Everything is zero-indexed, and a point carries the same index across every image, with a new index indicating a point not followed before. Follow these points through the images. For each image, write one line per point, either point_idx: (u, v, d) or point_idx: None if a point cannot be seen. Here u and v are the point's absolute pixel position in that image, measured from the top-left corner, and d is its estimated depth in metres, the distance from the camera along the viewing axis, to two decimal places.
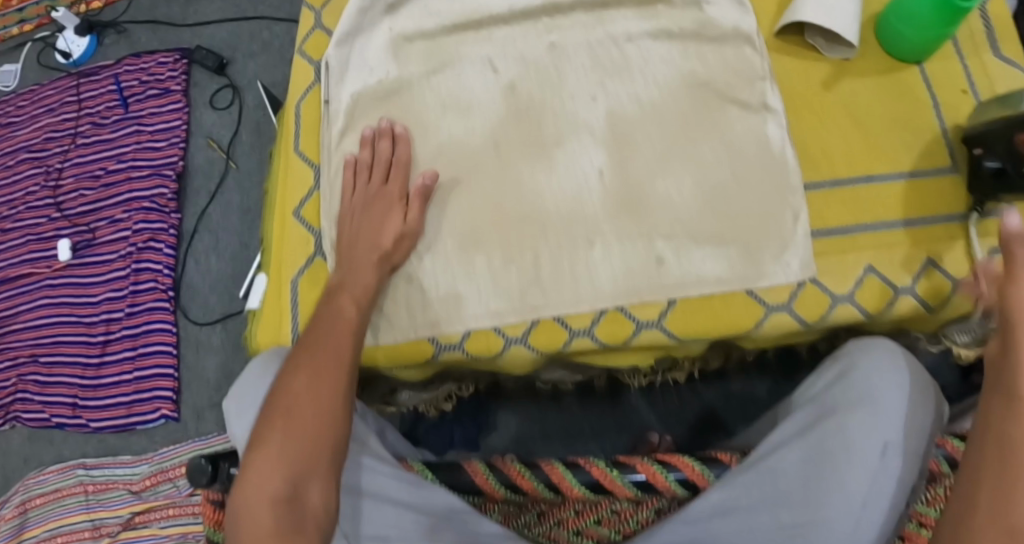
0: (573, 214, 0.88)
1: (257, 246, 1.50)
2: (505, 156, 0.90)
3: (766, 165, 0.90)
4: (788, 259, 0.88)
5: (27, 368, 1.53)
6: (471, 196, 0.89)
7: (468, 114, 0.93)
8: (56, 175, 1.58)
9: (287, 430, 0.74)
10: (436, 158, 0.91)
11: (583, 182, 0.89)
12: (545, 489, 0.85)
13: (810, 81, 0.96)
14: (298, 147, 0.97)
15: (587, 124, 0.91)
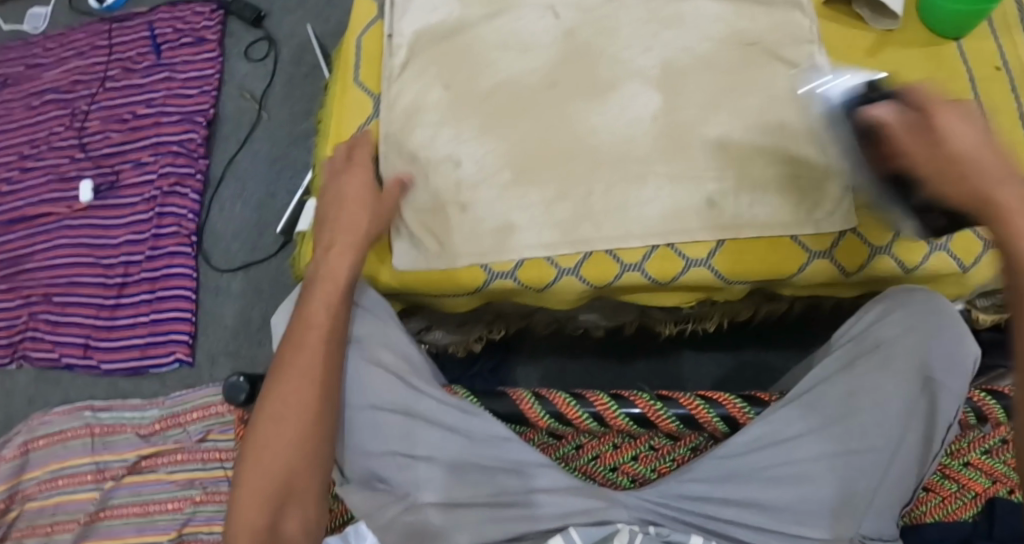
0: (626, 152, 0.89)
1: (284, 196, 1.51)
2: (563, 91, 0.92)
3: (810, 118, 0.90)
4: (833, 209, 0.89)
5: (39, 306, 1.51)
6: (527, 128, 0.91)
7: (528, 52, 0.94)
8: (83, 116, 1.57)
9: (278, 432, 0.78)
10: (494, 91, 0.92)
11: (636, 121, 0.90)
12: (592, 422, 0.87)
13: (856, 45, 1.00)
14: (358, 77, 0.99)
15: (642, 70, 0.92)
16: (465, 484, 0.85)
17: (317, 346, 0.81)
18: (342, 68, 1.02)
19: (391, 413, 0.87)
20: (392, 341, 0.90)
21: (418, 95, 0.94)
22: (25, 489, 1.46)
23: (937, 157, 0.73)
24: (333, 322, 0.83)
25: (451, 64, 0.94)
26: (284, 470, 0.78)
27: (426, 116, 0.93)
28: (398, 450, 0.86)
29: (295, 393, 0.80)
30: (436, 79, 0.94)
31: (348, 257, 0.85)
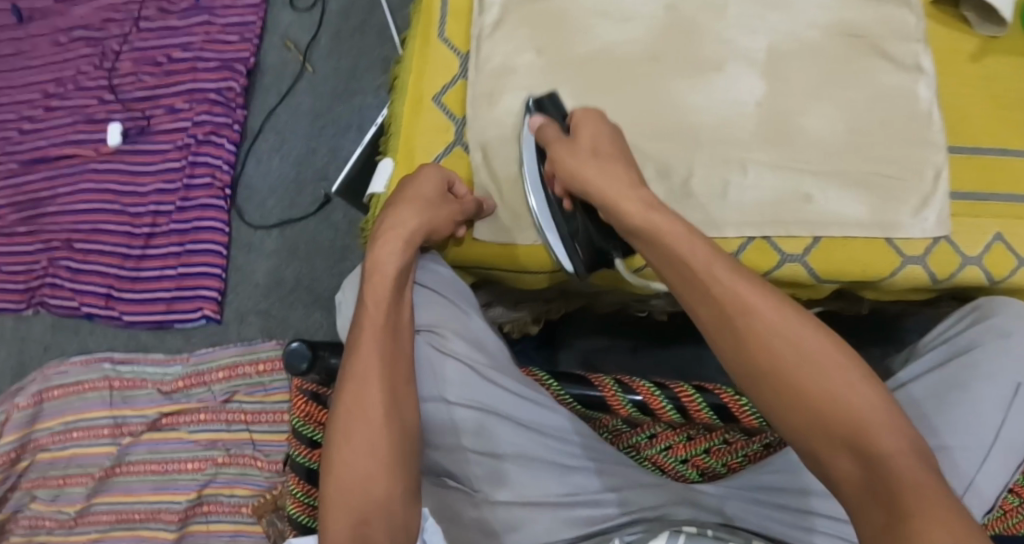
0: (726, 134, 0.86)
1: (326, 153, 1.45)
2: (662, 68, 0.89)
3: (913, 118, 0.87)
4: (926, 214, 0.85)
5: (60, 253, 1.45)
6: (624, 101, 0.88)
7: (628, 22, 0.90)
8: (113, 57, 1.50)
9: (352, 437, 0.74)
10: (591, 60, 0.90)
11: (738, 104, 0.87)
12: (674, 413, 0.85)
13: (958, 47, 0.94)
14: (443, 33, 0.98)
15: (748, 53, 0.88)
16: (538, 482, 0.81)
17: (374, 342, 0.77)
18: (422, 22, 0.99)
19: (464, 408, 0.82)
20: (464, 329, 0.85)
21: (508, 59, 0.92)
22: (37, 439, 1.41)
23: (630, 212, 0.78)
24: (386, 318, 0.79)
25: (544, 29, 0.91)
26: (365, 476, 0.72)
27: (517, 81, 0.91)
28: (470, 447, 0.81)
29: (363, 394, 0.75)
30: (529, 43, 0.91)
31: (396, 248, 0.82)
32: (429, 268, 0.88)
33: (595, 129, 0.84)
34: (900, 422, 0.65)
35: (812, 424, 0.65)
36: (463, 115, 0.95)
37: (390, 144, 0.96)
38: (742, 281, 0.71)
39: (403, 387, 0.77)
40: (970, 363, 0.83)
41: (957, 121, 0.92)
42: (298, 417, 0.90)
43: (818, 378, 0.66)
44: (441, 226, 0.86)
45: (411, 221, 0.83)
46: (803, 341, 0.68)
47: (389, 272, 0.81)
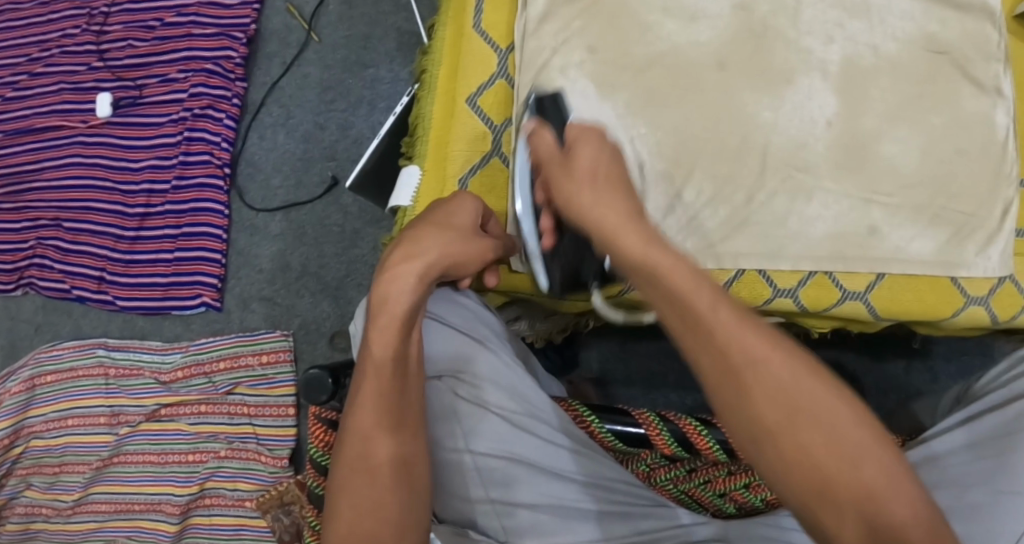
0: (794, 157, 0.81)
1: (335, 132, 1.36)
2: (730, 77, 0.82)
3: (987, 146, 0.83)
4: (990, 253, 0.82)
5: (50, 232, 1.37)
6: (686, 114, 0.82)
7: (696, 21, 0.84)
8: (101, 20, 1.40)
9: (355, 495, 0.71)
10: (649, 66, 0.83)
11: (809, 125, 0.82)
12: (719, 452, 0.77)
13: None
14: (480, 22, 0.88)
15: (821, 61, 0.83)
16: (570, 531, 0.77)
17: (382, 397, 0.73)
18: (455, 9, 0.91)
19: (491, 457, 0.79)
20: (492, 372, 0.80)
21: (559, 57, 0.83)
22: (31, 425, 1.35)
23: (627, 245, 0.65)
24: (394, 367, 0.74)
25: (600, 25, 0.84)
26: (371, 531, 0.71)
27: (571, 81, 0.83)
28: (495, 498, 0.78)
29: (367, 447, 0.72)
30: (581, 40, 0.84)
31: (408, 286, 0.75)
32: (454, 302, 0.84)
33: (583, 145, 0.73)
34: (922, 497, 0.56)
35: (829, 499, 0.56)
36: (502, 122, 0.87)
37: (419, 149, 0.89)
38: (750, 326, 0.60)
39: (411, 442, 0.74)
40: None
41: None
42: (315, 446, 0.82)
43: (834, 443, 0.57)
44: (467, 265, 0.80)
45: (434, 250, 0.77)
46: (811, 397, 0.58)
47: (395, 313, 0.75)
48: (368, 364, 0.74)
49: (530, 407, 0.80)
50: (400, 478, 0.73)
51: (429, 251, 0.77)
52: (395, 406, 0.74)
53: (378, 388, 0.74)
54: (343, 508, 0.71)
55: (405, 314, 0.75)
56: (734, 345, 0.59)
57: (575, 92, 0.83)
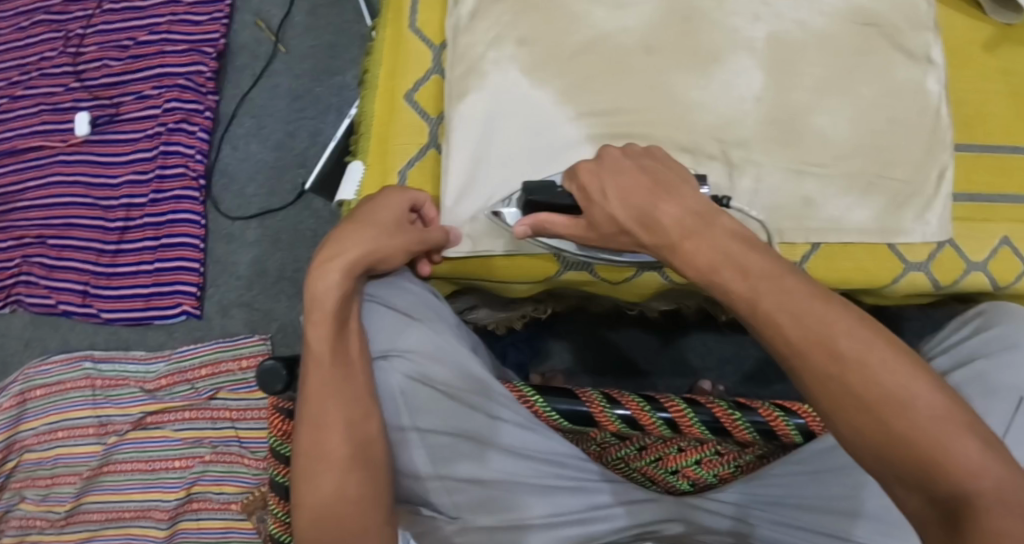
0: (727, 136, 0.83)
1: (306, 139, 1.40)
2: (656, 61, 0.84)
3: (921, 113, 0.85)
4: (927, 217, 0.84)
5: (34, 249, 1.41)
6: (614, 100, 0.84)
7: (622, 8, 0.85)
8: (77, 42, 1.44)
9: (320, 480, 0.73)
10: (579, 52, 0.84)
11: (737, 105, 0.84)
12: (664, 428, 0.80)
13: (972, 37, 0.92)
14: (414, 22, 0.91)
15: (747, 41, 0.85)
16: (522, 506, 0.78)
17: (328, 387, 0.75)
18: (393, 11, 0.93)
19: (439, 435, 0.78)
20: (438, 351, 0.80)
21: (491, 51, 0.85)
22: (23, 439, 1.38)
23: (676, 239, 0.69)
24: (335, 358, 0.75)
25: (529, 15, 0.85)
26: (336, 509, 0.73)
27: (502, 77, 0.85)
28: (449, 475, 0.77)
29: (321, 435, 0.74)
30: (511, 33, 0.85)
31: (335, 280, 0.76)
32: (399, 285, 0.83)
33: (620, 192, 0.72)
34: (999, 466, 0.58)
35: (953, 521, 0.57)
36: (438, 114, 0.89)
37: (361, 146, 0.90)
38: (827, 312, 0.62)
39: (364, 425, 0.75)
40: (979, 374, 0.80)
41: (963, 120, 0.90)
42: (275, 437, 0.86)
43: (911, 419, 0.59)
44: (389, 259, 0.79)
45: (354, 247, 0.76)
46: (879, 367, 0.60)
47: (329, 310, 0.75)
48: (309, 358, 0.75)
49: (477, 384, 0.79)
50: (360, 459, 0.74)
51: (348, 251, 0.76)
52: (343, 395, 0.75)
53: (324, 379, 0.75)
54: (305, 490, 0.73)
55: (337, 309, 0.76)
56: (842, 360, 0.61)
57: (507, 84, 0.84)
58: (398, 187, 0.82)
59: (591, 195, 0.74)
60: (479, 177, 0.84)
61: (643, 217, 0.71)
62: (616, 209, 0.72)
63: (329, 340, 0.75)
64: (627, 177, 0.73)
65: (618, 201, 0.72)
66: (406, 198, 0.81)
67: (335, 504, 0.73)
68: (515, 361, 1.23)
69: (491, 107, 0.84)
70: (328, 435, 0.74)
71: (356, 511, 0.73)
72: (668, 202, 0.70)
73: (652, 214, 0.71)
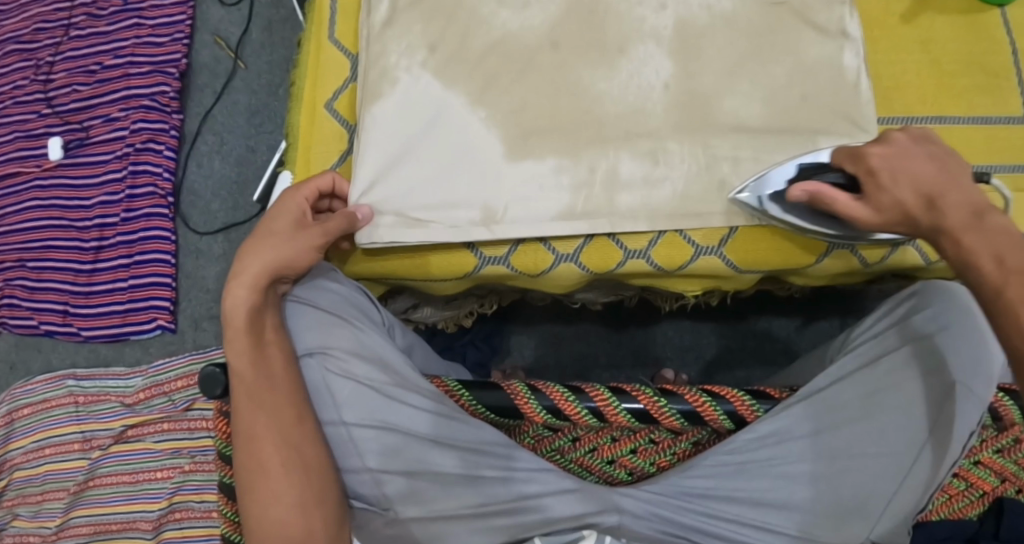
0: (637, 125, 0.89)
1: (266, 151, 1.46)
2: (565, 56, 0.91)
3: (840, 89, 0.89)
4: None
5: (14, 272, 1.44)
6: (525, 92, 0.90)
7: (528, 8, 0.92)
8: (47, 69, 1.49)
9: (259, 489, 0.78)
10: (492, 48, 0.91)
11: (645, 90, 0.89)
12: (590, 418, 0.82)
13: (889, 10, 0.95)
14: (333, 34, 0.97)
15: (653, 30, 0.91)
16: (451, 498, 0.79)
17: (253, 400, 0.79)
18: (317, 24, 0.99)
19: (364, 429, 0.80)
20: (362, 347, 0.83)
21: (401, 60, 0.91)
22: (13, 458, 1.39)
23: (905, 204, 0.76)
24: (257, 371, 0.80)
25: (444, 22, 0.92)
26: (283, 510, 0.77)
27: (412, 81, 0.91)
28: (376, 467, 0.80)
29: (252, 445, 0.78)
30: (423, 41, 0.92)
31: (242, 295, 0.81)
32: (321, 287, 0.87)
33: (912, 179, 0.76)
34: None
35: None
36: (355, 122, 0.94)
37: (290, 156, 0.97)
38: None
39: (295, 430, 0.79)
40: (902, 364, 0.81)
41: (883, 94, 0.93)
42: (223, 440, 0.86)
43: None
44: (296, 261, 0.84)
45: (255, 261, 0.82)
46: None
47: (242, 328, 0.81)
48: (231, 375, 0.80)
49: (396, 377, 0.82)
50: (293, 463, 0.78)
51: (251, 266, 0.82)
52: (270, 404, 0.79)
53: (251, 392, 0.80)
54: (251, 495, 0.78)
55: (249, 324, 0.81)
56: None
57: (418, 86, 0.91)
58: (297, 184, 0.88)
59: (881, 179, 0.78)
60: (391, 170, 0.90)
61: (928, 200, 0.75)
62: (905, 191, 0.76)
63: (247, 353, 0.80)
64: (923, 162, 0.76)
65: (901, 181, 0.77)
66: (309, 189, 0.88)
67: (281, 508, 0.78)
68: (475, 360, 1.24)
69: (397, 107, 0.91)
70: (261, 443, 0.78)
71: (303, 511, 0.78)
72: (957, 188, 0.75)
73: (938, 195, 0.75)
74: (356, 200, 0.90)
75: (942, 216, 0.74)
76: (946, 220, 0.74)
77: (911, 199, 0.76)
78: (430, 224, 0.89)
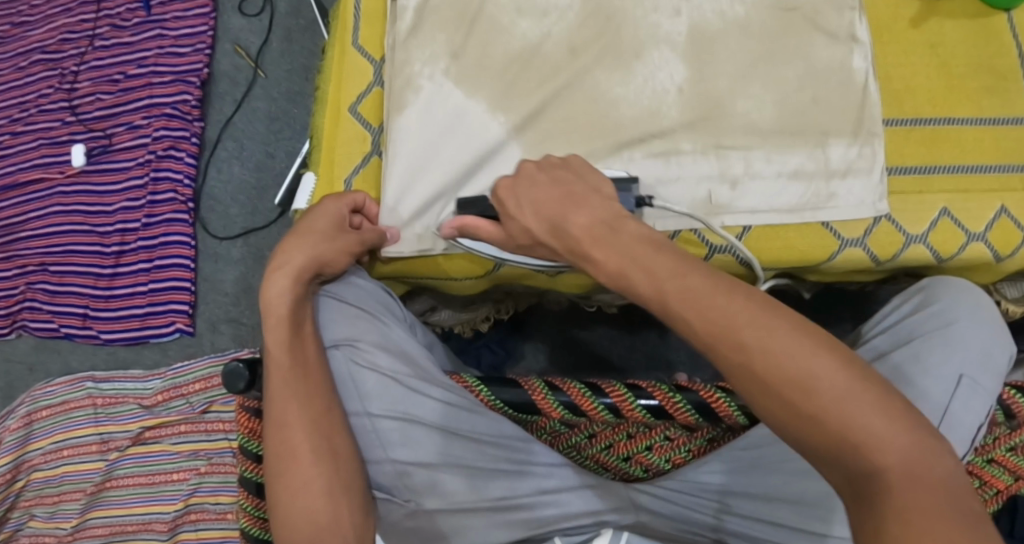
0: (649, 126, 0.91)
1: (285, 157, 1.49)
2: (580, 61, 0.93)
3: (848, 91, 0.92)
4: (855, 182, 0.90)
5: (36, 276, 1.47)
6: (542, 94, 0.92)
7: (544, 17, 0.95)
8: (72, 78, 1.52)
9: (290, 477, 0.77)
10: (507, 52, 0.94)
11: (659, 94, 0.92)
12: (607, 413, 0.84)
13: (898, 13, 0.97)
14: (357, 39, 0.99)
15: (667, 36, 0.93)
16: (470, 490, 0.81)
17: (287, 390, 0.79)
18: (339, 30, 1.01)
19: (387, 420, 0.83)
20: (386, 342, 0.86)
21: (424, 67, 0.94)
22: (31, 459, 1.39)
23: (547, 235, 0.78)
24: (292, 360, 0.80)
25: (462, 30, 0.94)
26: (312, 499, 0.77)
27: (434, 87, 0.93)
28: (399, 458, 0.82)
29: (283, 431, 0.78)
30: (444, 50, 0.94)
31: (286, 288, 0.82)
32: (349, 282, 0.89)
33: (536, 204, 0.79)
34: (880, 415, 0.62)
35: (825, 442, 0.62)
36: (379, 124, 0.97)
37: (314, 159, 0.98)
38: (715, 285, 0.67)
39: (325, 420, 0.80)
40: (914, 355, 0.80)
41: (894, 96, 0.95)
42: (244, 435, 0.89)
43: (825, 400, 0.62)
44: (335, 261, 0.85)
45: (300, 255, 0.83)
46: (805, 359, 0.63)
47: (282, 317, 0.81)
48: (268, 362, 0.79)
49: (419, 371, 0.85)
50: (324, 451, 0.79)
51: (296, 259, 0.83)
52: (304, 393, 0.80)
53: (284, 378, 0.80)
54: (278, 482, 0.77)
55: (289, 314, 0.81)
56: (748, 335, 0.65)
57: (440, 94, 0.93)
58: (333, 194, 0.89)
59: (509, 210, 0.81)
60: (413, 182, 0.92)
61: (555, 226, 0.77)
62: (531, 218, 0.79)
63: (284, 341, 0.80)
64: (545, 191, 0.79)
65: (531, 210, 0.79)
66: (348, 201, 0.88)
67: (312, 497, 0.77)
68: (489, 363, 1.26)
69: (417, 120, 0.93)
70: (292, 430, 0.78)
71: (334, 500, 0.78)
72: (580, 207, 0.77)
73: (561, 218, 0.77)
74: (385, 214, 0.92)
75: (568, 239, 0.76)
76: (574, 239, 0.76)
77: (534, 226, 0.79)
78: (454, 237, 0.91)
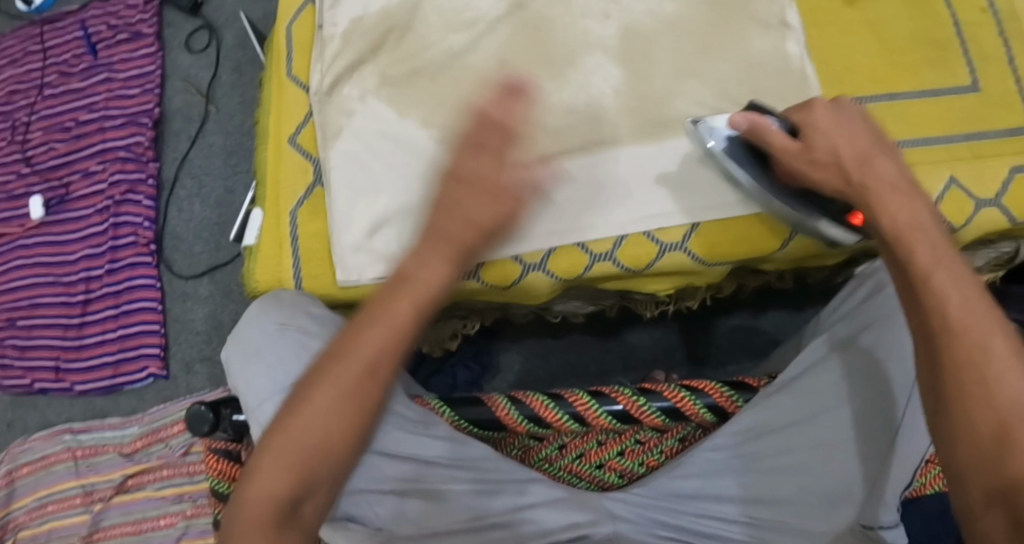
0: (590, 131, 0.91)
1: (243, 190, 1.48)
2: (513, 71, 0.94)
3: (787, 76, 0.92)
4: None
5: (4, 332, 1.45)
6: (480, 110, 0.93)
7: (475, 33, 0.95)
8: (23, 129, 1.51)
9: (323, 400, 0.73)
10: (441, 69, 0.94)
11: (597, 100, 0.92)
12: (572, 423, 0.83)
13: None
14: (291, 70, 0.99)
15: (599, 40, 0.94)
16: (440, 514, 0.80)
17: (373, 328, 0.74)
18: (276, 62, 1.01)
19: None
20: None
21: (359, 94, 0.94)
22: (16, 518, 1.36)
23: (885, 175, 0.73)
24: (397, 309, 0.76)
25: (395, 52, 0.95)
26: (304, 453, 0.72)
27: (369, 108, 0.94)
28: (364, 487, 0.80)
29: (297, 433, 0.72)
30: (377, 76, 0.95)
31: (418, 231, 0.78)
32: (306, 310, 0.89)
33: (843, 136, 0.76)
34: None
35: (969, 426, 0.64)
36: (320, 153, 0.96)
37: (261, 193, 0.99)
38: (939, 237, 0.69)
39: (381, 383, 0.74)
40: (874, 341, 0.81)
41: (834, 77, 0.94)
42: (213, 477, 0.87)
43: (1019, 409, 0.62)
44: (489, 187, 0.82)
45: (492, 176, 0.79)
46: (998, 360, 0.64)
47: (366, 355, 0.74)
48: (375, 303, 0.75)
49: None
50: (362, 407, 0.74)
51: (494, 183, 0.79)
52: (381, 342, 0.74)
53: (375, 324, 0.75)
54: (257, 475, 0.72)
55: (377, 363, 0.74)
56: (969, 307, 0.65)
57: (373, 117, 0.93)
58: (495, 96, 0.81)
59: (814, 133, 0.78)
60: (361, 208, 0.91)
61: (859, 158, 0.75)
62: (839, 142, 0.76)
63: (379, 322, 0.75)
64: (851, 128, 0.76)
65: (836, 138, 0.76)
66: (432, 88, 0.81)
67: (317, 432, 0.73)
68: (465, 381, 1.24)
69: (357, 148, 0.93)
70: (303, 440, 0.72)
71: (328, 452, 0.73)
72: (884, 156, 0.74)
73: (867, 160, 0.74)
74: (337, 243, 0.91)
75: (867, 183, 0.73)
76: (873, 180, 0.73)
77: (844, 154, 0.75)
78: (408, 259, 0.90)
